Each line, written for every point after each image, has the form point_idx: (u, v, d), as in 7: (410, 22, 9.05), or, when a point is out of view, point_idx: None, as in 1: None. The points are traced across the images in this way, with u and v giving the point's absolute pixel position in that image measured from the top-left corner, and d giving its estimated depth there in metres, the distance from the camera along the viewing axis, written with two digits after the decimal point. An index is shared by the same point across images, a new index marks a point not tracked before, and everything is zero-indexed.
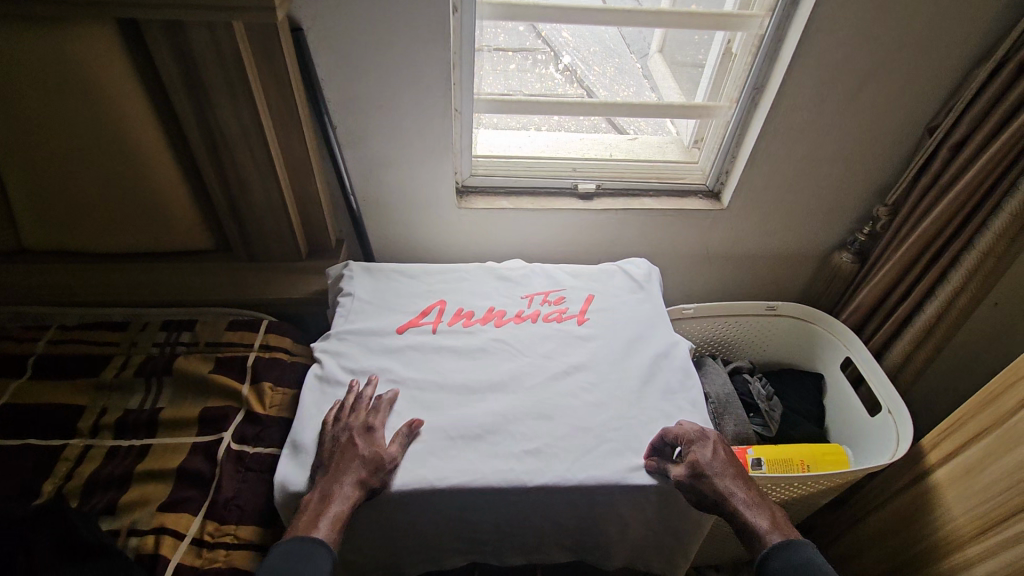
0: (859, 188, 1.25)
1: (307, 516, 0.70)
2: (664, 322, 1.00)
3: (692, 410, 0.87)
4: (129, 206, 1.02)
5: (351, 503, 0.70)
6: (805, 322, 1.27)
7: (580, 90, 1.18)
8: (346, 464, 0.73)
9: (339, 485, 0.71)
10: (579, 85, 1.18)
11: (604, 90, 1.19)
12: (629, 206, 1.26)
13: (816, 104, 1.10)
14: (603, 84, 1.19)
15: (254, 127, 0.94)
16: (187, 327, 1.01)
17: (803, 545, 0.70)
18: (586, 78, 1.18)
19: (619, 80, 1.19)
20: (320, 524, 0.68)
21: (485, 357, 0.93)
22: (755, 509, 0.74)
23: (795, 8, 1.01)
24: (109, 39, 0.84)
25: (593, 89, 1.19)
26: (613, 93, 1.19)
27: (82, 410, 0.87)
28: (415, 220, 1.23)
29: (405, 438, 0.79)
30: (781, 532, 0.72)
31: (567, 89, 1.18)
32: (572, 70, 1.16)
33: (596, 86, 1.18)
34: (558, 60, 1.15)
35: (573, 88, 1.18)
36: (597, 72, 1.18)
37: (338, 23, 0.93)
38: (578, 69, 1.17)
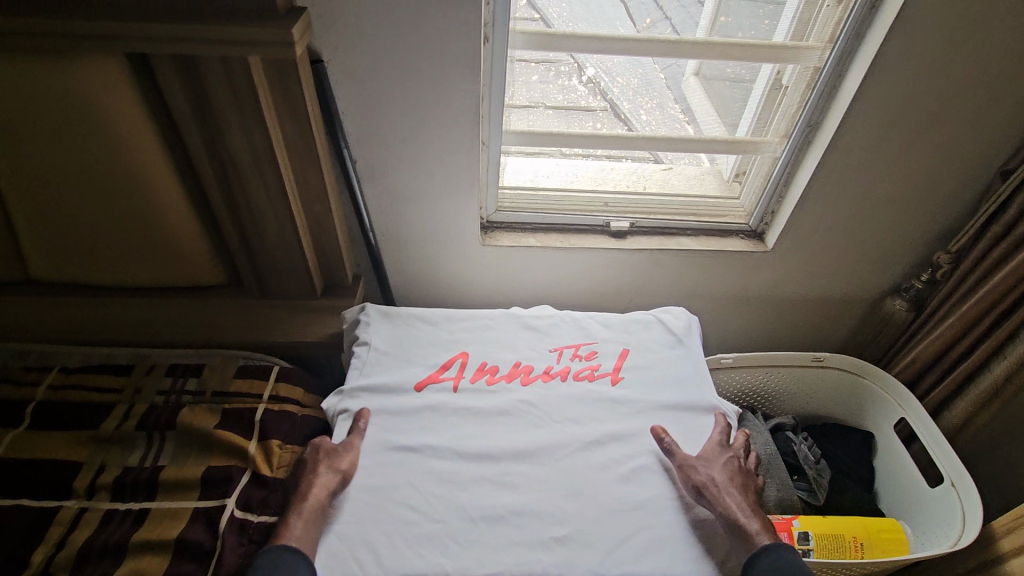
0: (917, 233, 1.15)
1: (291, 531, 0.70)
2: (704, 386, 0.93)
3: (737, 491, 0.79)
4: (139, 242, 0.97)
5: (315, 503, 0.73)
6: (853, 376, 1.18)
7: (604, 104, 1.08)
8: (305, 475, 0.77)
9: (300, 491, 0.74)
10: (603, 98, 1.08)
11: (628, 102, 1.09)
12: (666, 246, 1.17)
13: (877, 144, 1.00)
14: (626, 96, 1.08)
15: (269, 163, 0.88)
16: (194, 373, 0.96)
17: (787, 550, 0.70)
18: (610, 91, 1.07)
19: (643, 92, 1.08)
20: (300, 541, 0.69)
21: (509, 422, 0.86)
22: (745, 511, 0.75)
23: (858, 42, 0.92)
24: (119, 71, 0.78)
25: (618, 102, 1.08)
26: (636, 105, 1.09)
27: (79, 466, 0.81)
28: (436, 256, 1.16)
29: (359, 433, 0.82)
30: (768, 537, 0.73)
31: (590, 101, 1.07)
32: (596, 81, 1.06)
33: (620, 99, 1.08)
34: (581, 71, 1.04)
35: (596, 100, 1.08)
36: (620, 84, 1.07)
37: (362, 54, 0.87)
38: (602, 80, 1.06)
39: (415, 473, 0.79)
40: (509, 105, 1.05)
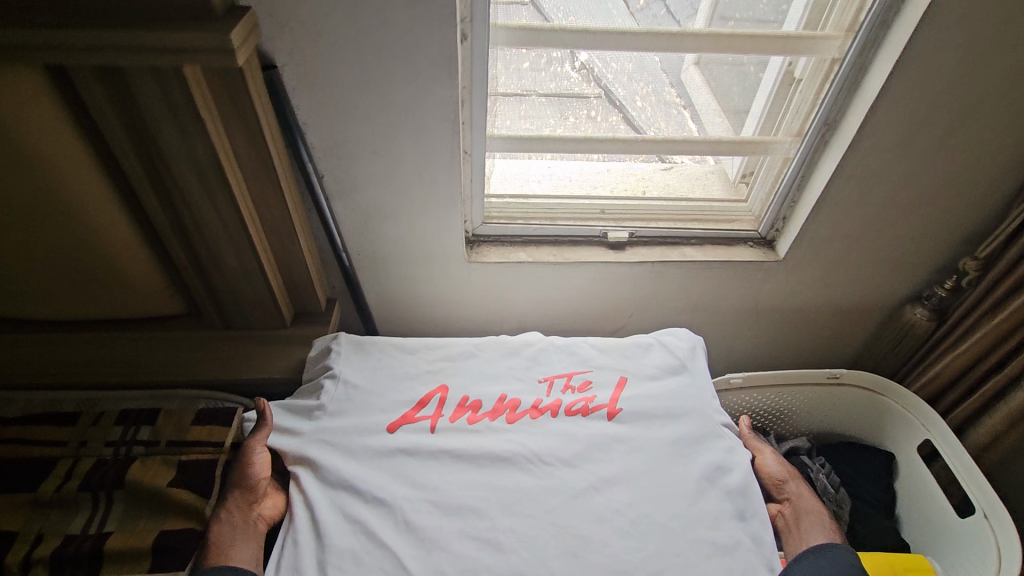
0: (941, 237, 1.05)
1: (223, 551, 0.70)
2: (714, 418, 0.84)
3: (753, 547, 0.71)
4: (79, 274, 0.86)
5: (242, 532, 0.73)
6: (871, 393, 1.10)
7: (599, 90, 0.94)
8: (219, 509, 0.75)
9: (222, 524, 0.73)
10: (597, 85, 0.93)
11: (623, 88, 0.94)
12: (668, 258, 1.08)
13: (902, 143, 0.90)
14: (621, 82, 0.93)
15: (218, 183, 0.78)
16: (147, 419, 0.86)
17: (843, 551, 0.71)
18: (604, 77, 0.93)
19: (637, 77, 0.93)
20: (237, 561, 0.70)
21: (495, 470, 0.76)
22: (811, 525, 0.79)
23: (884, 32, 0.82)
24: (33, 86, 0.67)
25: (612, 89, 0.94)
26: (631, 92, 0.95)
27: (12, 537, 0.72)
28: (417, 275, 1.06)
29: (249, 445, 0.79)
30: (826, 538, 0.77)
31: (583, 89, 0.93)
32: (590, 67, 0.91)
33: (615, 84, 0.94)
34: (574, 57, 0.90)
35: (590, 87, 0.93)
36: (615, 69, 0.92)
37: (320, 58, 0.76)
38: (596, 65, 0.92)
39: (386, 534, 0.69)
40: (496, 94, 0.91)
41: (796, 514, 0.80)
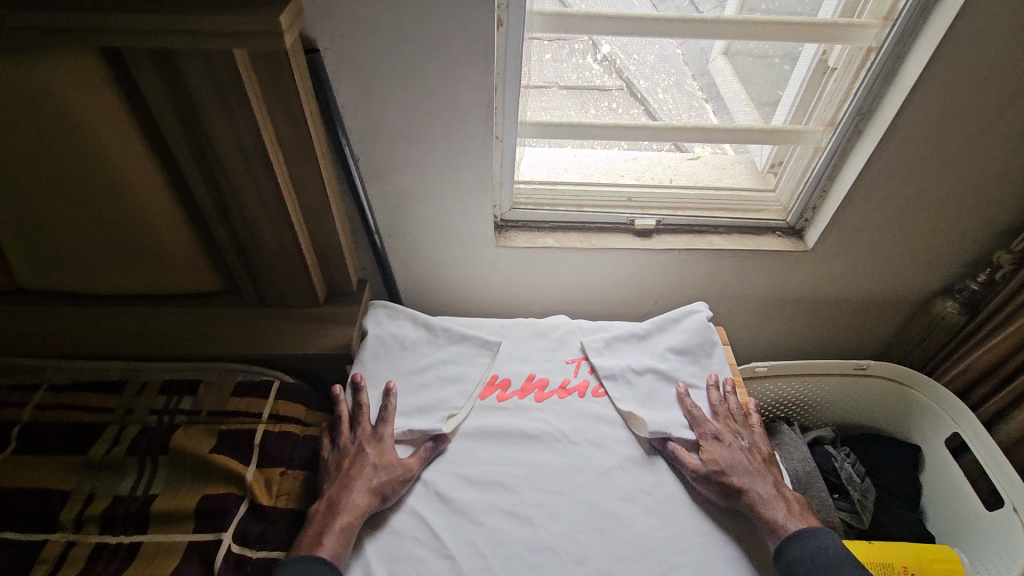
0: (975, 229, 1.04)
1: (309, 531, 0.67)
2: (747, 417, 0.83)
3: None
4: (126, 250, 0.90)
5: (358, 514, 0.68)
6: (898, 385, 1.09)
7: (620, 82, 0.95)
8: (352, 475, 0.72)
9: (348, 495, 0.69)
10: (619, 76, 0.94)
11: (644, 80, 0.95)
12: (695, 246, 1.08)
13: (938, 134, 0.89)
14: (643, 73, 0.94)
15: (260, 164, 0.80)
16: (189, 390, 0.89)
17: (821, 536, 0.67)
18: (627, 69, 0.94)
19: (660, 70, 0.93)
20: (325, 541, 0.65)
21: (525, 447, 0.78)
22: (773, 504, 0.71)
23: (923, 19, 0.81)
24: (89, 67, 0.70)
25: (634, 81, 0.95)
26: (654, 84, 0.95)
27: (66, 496, 0.76)
28: (446, 258, 1.08)
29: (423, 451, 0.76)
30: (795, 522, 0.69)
31: (604, 80, 0.94)
32: (612, 59, 0.92)
33: (637, 77, 0.95)
34: (596, 49, 0.91)
35: (612, 79, 0.95)
36: (637, 61, 0.92)
37: (359, 41, 0.78)
38: (618, 57, 0.93)
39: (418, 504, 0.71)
40: (524, 87, 0.93)
41: (755, 488, 0.72)
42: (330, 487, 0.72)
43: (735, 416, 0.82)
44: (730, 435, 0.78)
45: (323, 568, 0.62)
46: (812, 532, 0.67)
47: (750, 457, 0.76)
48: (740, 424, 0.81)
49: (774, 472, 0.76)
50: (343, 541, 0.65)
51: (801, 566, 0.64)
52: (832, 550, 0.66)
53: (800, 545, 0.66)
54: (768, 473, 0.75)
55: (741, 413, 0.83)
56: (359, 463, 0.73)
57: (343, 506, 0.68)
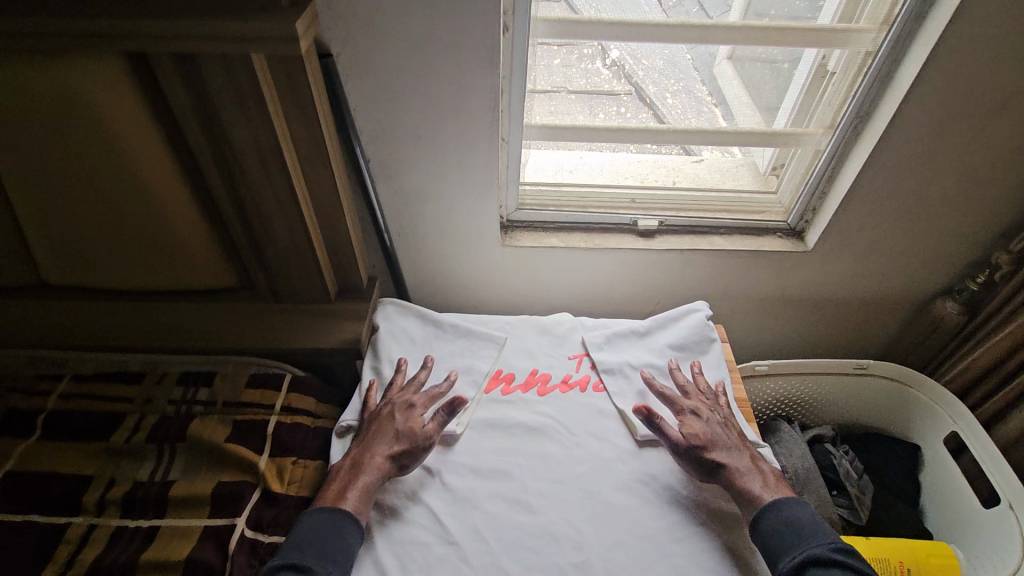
0: (974, 230, 1.05)
1: (334, 487, 0.72)
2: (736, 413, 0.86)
3: None
4: (148, 246, 0.94)
5: (381, 474, 0.72)
6: (898, 384, 1.10)
7: (629, 88, 0.98)
8: (381, 436, 0.76)
9: (371, 455, 0.74)
10: (627, 81, 0.97)
11: (653, 85, 0.99)
12: (697, 246, 1.10)
13: (935, 136, 0.91)
14: (652, 78, 0.98)
15: (275, 163, 0.84)
16: (205, 382, 0.93)
17: (799, 505, 0.70)
18: (635, 73, 0.97)
19: (667, 74, 0.98)
20: (347, 498, 0.70)
21: (527, 439, 0.80)
22: (750, 476, 0.73)
23: (918, 24, 0.83)
24: (117, 72, 0.74)
25: (642, 86, 0.98)
26: (661, 88, 0.99)
27: (89, 480, 0.79)
28: (454, 257, 1.11)
29: (443, 418, 0.77)
30: (771, 493, 0.72)
31: (613, 85, 0.97)
32: (621, 64, 0.95)
33: (645, 82, 0.98)
34: (605, 53, 0.94)
35: (620, 84, 0.97)
36: (645, 66, 0.96)
37: (370, 46, 0.81)
38: (626, 62, 0.96)
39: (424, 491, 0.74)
40: (531, 90, 0.96)
41: (731, 460, 0.74)
42: (354, 449, 0.77)
43: (708, 395, 0.85)
44: (705, 411, 0.80)
45: (343, 520, 0.67)
46: (785, 504, 0.70)
47: (725, 432, 0.78)
48: (714, 402, 0.83)
49: (752, 447, 0.78)
50: (363, 501, 0.70)
51: (778, 529, 0.67)
52: (805, 520, 0.68)
53: (778, 512, 0.68)
54: (744, 447, 0.77)
55: (715, 394, 0.86)
56: (383, 429, 0.77)
57: (368, 466, 0.73)
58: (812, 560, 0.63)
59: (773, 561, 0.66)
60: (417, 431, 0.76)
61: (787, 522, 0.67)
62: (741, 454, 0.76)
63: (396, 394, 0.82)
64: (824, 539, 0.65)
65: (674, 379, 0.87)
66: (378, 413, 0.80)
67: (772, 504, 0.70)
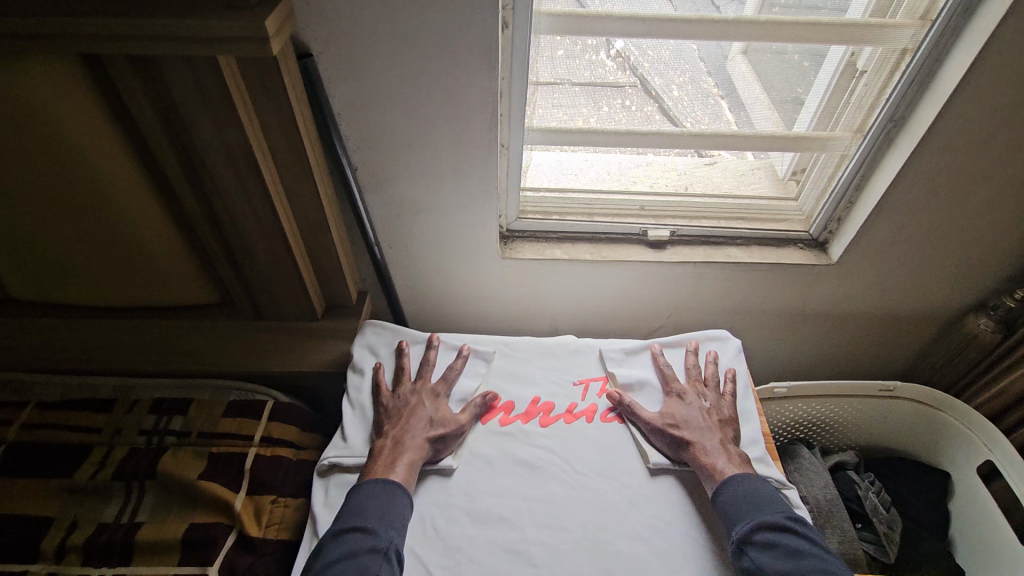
0: (1013, 243, 0.97)
1: (378, 460, 0.71)
2: (755, 445, 0.78)
3: None
4: (118, 261, 0.87)
5: (424, 453, 0.72)
6: (927, 407, 1.03)
7: (634, 80, 0.88)
8: (419, 416, 0.76)
9: (413, 433, 0.74)
10: (632, 73, 0.87)
11: (658, 77, 0.88)
12: (712, 259, 1.02)
13: (978, 143, 0.83)
14: (657, 70, 0.87)
15: (250, 172, 0.76)
16: (180, 409, 0.86)
17: (759, 481, 0.70)
18: (640, 65, 0.86)
19: (675, 67, 0.86)
20: (396, 469, 0.70)
21: (528, 478, 0.73)
22: (716, 454, 0.72)
23: (965, 20, 0.75)
24: (68, 74, 0.66)
25: (647, 78, 0.88)
26: (668, 79, 0.88)
27: (49, 523, 0.72)
28: (450, 270, 1.03)
29: (476, 408, 0.79)
30: (733, 469, 0.71)
31: (618, 77, 0.88)
32: (626, 55, 0.85)
33: (651, 74, 0.88)
34: (609, 45, 0.84)
35: (625, 76, 0.88)
36: (651, 58, 0.85)
37: (353, 44, 0.73)
38: (632, 53, 0.86)
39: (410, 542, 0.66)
40: (533, 84, 0.87)
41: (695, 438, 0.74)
42: (390, 426, 0.76)
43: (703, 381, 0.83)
44: (693, 394, 0.80)
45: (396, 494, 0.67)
46: (747, 479, 0.69)
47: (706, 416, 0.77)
48: (705, 386, 0.82)
49: (731, 431, 0.76)
50: (414, 472, 0.70)
51: (734, 501, 0.67)
52: (765, 492, 0.68)
53: (736, 484, 0.69)
54: (721, 429, 0.75)
55: (714, 375, 0.83)
56: (422, 406, 0.77)
57: (414, 441, 0.73)
58: (763, 526, 0.64)
59: (724, 524, 0.67)
60: (452, 417, 0.76)
61: (742, 496, 0.67)
62: (711, 434, 0.75)
63: (422, 377, 0.82)
64: (779, 509, 0.66)
65: (683, 362, 0.86)
66: (410, 392, 0.80)
67: (730, 478, 0.69)
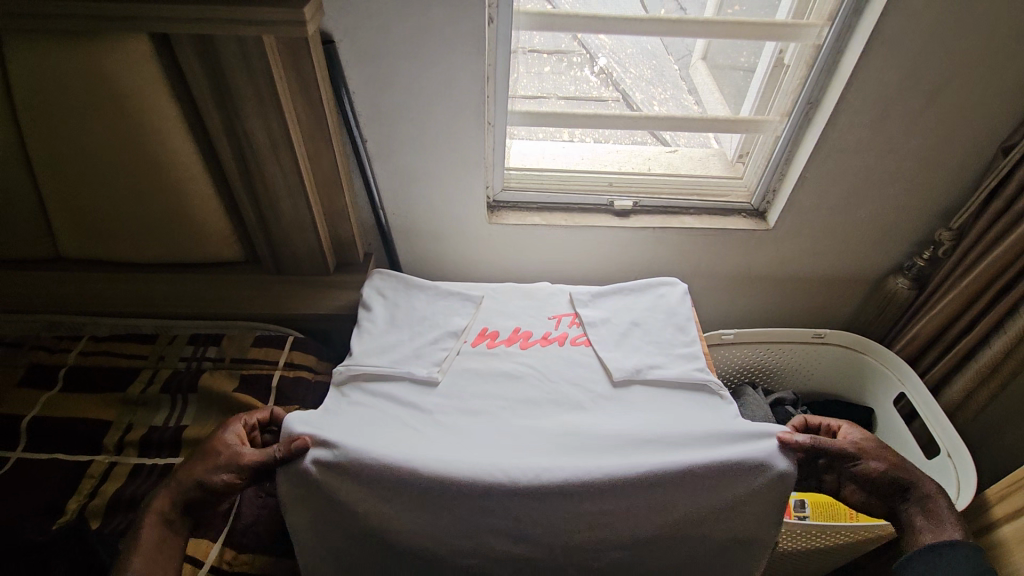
0: (918, 210, 1.15)
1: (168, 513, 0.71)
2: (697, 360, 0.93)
3: None
4: (160, 217, 1.02)
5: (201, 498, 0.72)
6: (853, 351, 1.20)
7: (616, 94, 1.11)
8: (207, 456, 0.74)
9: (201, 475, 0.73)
10: (615, 88, 1.11)
11: (641, 94, 1.11)
12: (668, 224, 1.20)
13: (876, 120, 1.01)
14: (639, 87, 1.11)
15: (283, 138, 0.92)
16: (214, 341, 1.01)
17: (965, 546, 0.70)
18: (623, 81, 1.10)
19: (656, 83, 1.11)
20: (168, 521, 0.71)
21: (509, 385, 0.89)
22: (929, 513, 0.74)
23: (856, 18, 0.93)
24: (143, 52, 0.83)
25: (630, 93, 1.11)
26: (649, 96, 1.11)
27: (108, 425, 0.87)
28: (445, 234, 1.19)
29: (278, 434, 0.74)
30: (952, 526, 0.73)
31: (601, 92, 1.11)
32: (608, 72, 1.09)
33: (633, 89, 1.11)
34: (593, 62, 1.08)
35: (608, 91, 1.11)
36: (633, 75, 1.10)
37: (370, 34, 0.90)
38: (614, 71, 1.09)
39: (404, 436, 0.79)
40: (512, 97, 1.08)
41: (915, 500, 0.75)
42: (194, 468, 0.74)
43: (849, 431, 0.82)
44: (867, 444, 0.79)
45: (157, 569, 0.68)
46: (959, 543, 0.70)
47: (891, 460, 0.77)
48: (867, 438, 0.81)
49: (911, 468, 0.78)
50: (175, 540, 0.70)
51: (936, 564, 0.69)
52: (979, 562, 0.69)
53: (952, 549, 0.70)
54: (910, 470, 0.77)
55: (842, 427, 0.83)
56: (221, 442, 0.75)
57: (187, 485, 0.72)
58: None
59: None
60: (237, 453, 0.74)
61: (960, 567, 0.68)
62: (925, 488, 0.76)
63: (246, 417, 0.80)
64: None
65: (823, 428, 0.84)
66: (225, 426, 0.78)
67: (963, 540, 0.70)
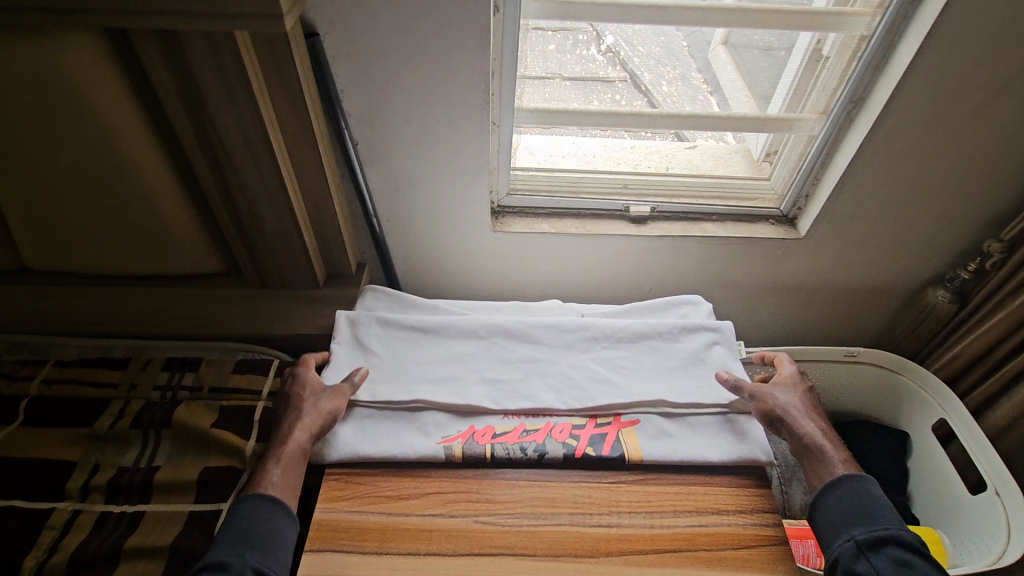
0: (966, 218, 1.05)
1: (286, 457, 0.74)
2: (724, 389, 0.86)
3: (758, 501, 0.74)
4: (131, 228, 0.92)
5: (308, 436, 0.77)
6: (887, 371, 1.11)
7: (624, 74, 0.96)
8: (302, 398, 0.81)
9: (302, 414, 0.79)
10: (623, 68, 0.96)
11: (649, 72, 0.97)
12: (689, 233, 1.10)
13: (927, 122, 0.91)
14: (648, 66, 0.96)
15: (260, 143, 0.82)
16: (191, 367, 0.92)
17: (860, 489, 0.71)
18: (630, 60, 0.95)
19: (667, 61, 0.95)
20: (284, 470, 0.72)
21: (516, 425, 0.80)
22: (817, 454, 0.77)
23: (913, 8, 0.82)
24: (93, 47, 0.71)
25: (637, 73, 0.97)
26: (658, 75, 0.97)
27: (72, 467, 0.79)
28: (445, 242, 1.09)
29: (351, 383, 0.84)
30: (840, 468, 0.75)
31: (607, 72, 0.96)
32: (615, 51, 0.94)
33: (642, 69, 0.96)
34: (599, 40, 0.93)
35: (615, 70, 0.96)
36: (641, 53, 0.94)
37: (357, 24, 0.79)
38: (622, 49, 0.94)
39: None
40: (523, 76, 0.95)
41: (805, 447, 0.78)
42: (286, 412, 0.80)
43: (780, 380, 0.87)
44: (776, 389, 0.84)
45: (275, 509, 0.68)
46: (858, 486, 0.71)
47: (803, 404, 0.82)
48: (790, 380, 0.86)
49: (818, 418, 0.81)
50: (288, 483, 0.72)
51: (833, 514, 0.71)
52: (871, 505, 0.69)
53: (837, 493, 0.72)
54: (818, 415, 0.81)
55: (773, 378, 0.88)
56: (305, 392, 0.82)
57: (300, 424, 0.77)
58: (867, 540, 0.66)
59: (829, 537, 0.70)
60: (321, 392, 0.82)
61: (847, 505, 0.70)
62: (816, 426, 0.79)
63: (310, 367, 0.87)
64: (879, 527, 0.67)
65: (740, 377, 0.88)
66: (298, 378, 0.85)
67: (835, 478, 0.73)
